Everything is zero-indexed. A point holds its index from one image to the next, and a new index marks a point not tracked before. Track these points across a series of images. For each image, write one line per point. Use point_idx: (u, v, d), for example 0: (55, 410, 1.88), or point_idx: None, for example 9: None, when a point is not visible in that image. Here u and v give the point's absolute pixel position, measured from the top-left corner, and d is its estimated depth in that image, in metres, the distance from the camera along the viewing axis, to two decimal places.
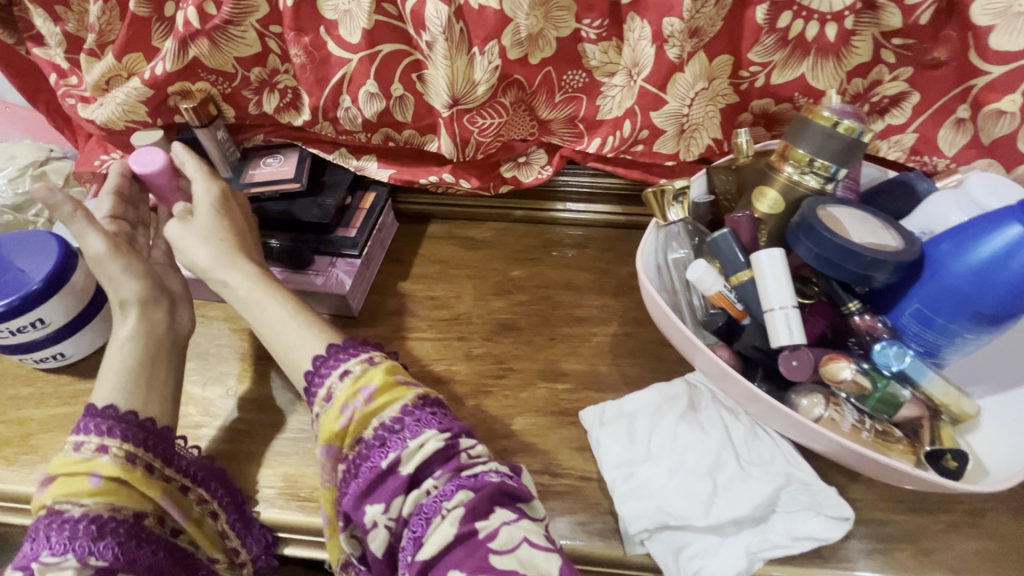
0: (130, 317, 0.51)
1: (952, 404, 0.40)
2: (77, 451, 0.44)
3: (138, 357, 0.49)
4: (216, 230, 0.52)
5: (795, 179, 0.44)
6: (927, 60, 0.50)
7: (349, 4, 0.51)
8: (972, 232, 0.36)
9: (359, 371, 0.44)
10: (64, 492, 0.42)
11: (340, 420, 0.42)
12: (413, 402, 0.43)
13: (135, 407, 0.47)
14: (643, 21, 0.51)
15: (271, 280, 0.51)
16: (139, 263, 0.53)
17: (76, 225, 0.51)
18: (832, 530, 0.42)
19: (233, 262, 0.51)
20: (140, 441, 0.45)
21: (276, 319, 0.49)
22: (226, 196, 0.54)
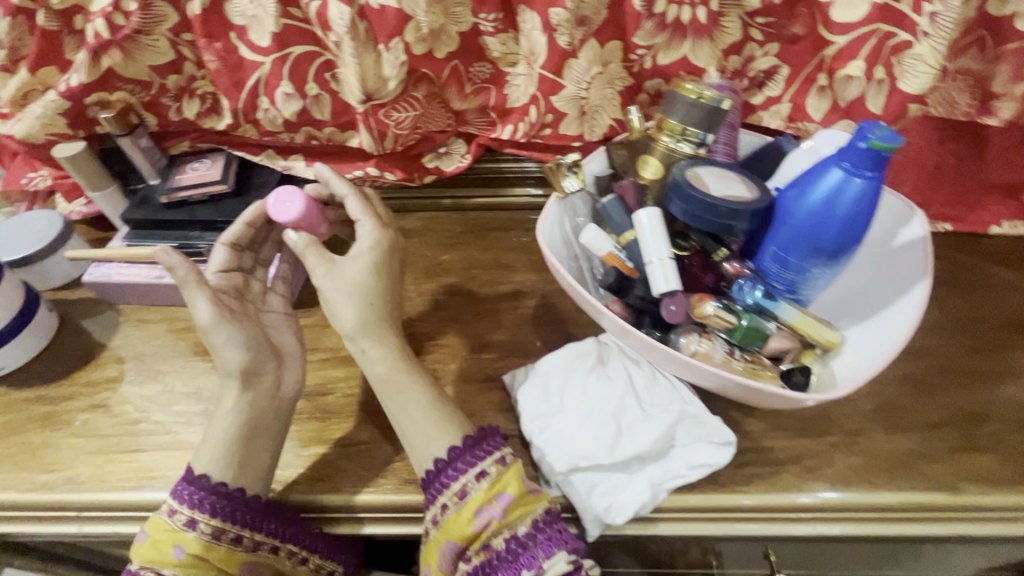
0: (234, 387, 0.50)
1: (814, 334, 0.46)
2: (169, 517, 0.46)
3: (238, 430, 0.48)
4: (375, 289, 0.49)
5: (672, 147, 0.49)
6: (788, 35, 0.56)
7: (255, 10, 0.54)
8: (809, 178, 0.41)
9: (495, 473, 0.45)
10: (151, 560, 0.45)
11: (473, 523, 0.44)
12: (542, 517, 0.45)
13: (227, 478, 0.47)
14: (533, 13, 0.55)
15: (410, 359, 0.50)
16: (249, 330, 0.51)
17: (189, 291, 0.49)
18: (720, 455, 0.47)
19: (379, 333, 0.49)
20: (226, 516, 0.46)
21: (410, 405, 0.48)
22: (391, 247, 0.51)
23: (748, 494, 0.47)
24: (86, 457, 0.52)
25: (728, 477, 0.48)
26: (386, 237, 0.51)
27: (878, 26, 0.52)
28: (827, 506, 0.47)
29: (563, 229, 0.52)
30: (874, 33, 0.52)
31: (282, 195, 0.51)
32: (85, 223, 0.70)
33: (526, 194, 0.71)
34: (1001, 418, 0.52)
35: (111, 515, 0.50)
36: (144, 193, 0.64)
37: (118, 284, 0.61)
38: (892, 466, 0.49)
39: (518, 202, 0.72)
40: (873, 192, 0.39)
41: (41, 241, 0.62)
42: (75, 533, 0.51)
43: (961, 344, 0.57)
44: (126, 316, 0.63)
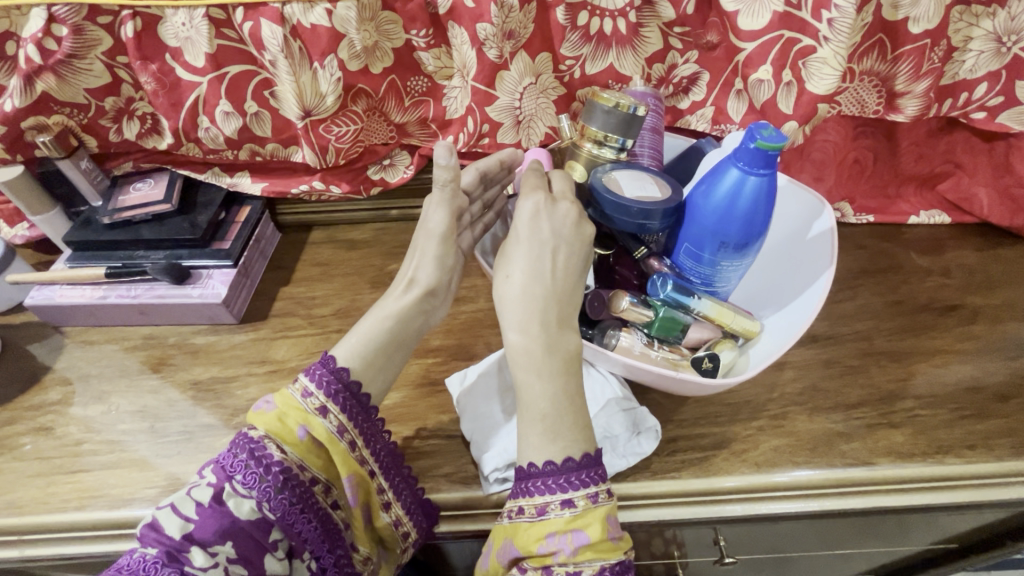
0: (411, 296, 0.51)
1: (731, 323, 0.48)
2: (302, 397, 0.45)
3: (387, 338, 0.50)
4: (536, 264, 0.45)
5: (595, 153, 0.52)
6: (704, 43, 0.59)
7: (188, 31, 0.55)
8: (713, 178, 0.44)
9: (581, 507, 0.40)
10: (274, 430, 0.44)
11: (541, 544, 0.40)
12: (614, 568, 0.39)
13: (362, 378, 0.48)
14: (461, 28, 0.57)
15: (551, 359, 0.44)
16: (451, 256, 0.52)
17: (437, 195, 0.50)
18: (646, 443, 0.50)
19: (524, 320, 0.44)
20: (351, 416, 0.46)
21: (528, 399, 0.44)
22: (542, 215, 0.45)
23: (679, 479, 0.49)
24: (28, 480, 0.52)
25: (659, 465, 0.50)
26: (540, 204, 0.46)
27: (781, 32, 0.55)
28: (751, 488, 0.49)
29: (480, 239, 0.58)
30: (779, 39, 0.55)
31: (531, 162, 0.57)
32: (30, 247, 0.70)
33: None
34: (917, 396, 0.55)
35: (55, 537, 0.50)
36: (88, 215, 0.64)
37: (60, 307, 0.61)
38: (814, 446, 0.52)
39: None
40: (768, 190, 0.42)
41: None
42: (17, 558, 0.51)
43: (881, 327, 0.61)
44: (71, 338, 0.63)
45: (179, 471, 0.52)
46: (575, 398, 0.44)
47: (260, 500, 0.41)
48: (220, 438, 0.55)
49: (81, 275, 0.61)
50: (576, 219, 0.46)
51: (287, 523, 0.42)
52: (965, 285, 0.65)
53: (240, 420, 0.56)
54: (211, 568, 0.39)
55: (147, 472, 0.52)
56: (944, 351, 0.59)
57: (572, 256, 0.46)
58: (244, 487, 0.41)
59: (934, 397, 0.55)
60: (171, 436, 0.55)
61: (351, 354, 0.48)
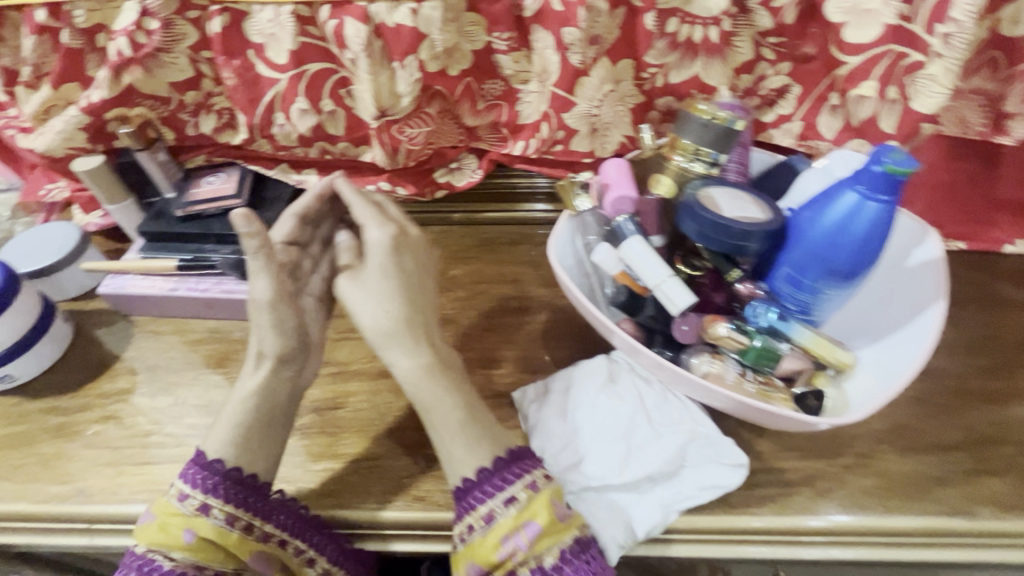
0: (262, 370, 0.50)
1: (829, 356, 0.45)
2: (179, 501, 0.45)
3: (253, 417, 0.49)
4: (381, 294, 0.48)
5: (685, 167, 0.49)
6: (800, 55, 0.56)
7: (274, 28, 0.55)
8: (824, 201, 0.42)
9: (524, 500, 0.43)
10: (158, 541, 0.44)
11: (499, 551, 0.42)
12: (570, 547, 0.43)
13: (241, 462, 0.47)
14: (546, 31, 0.56)
15: (440, 371, 0.48)
16: (294, 318, 0.51)
17: (257, 264, 0.49)
18: (732, 477, 0.46)
19: (414, 345, 0.48)
20: (239, 500, 0.46)
21: (437, 415, 0.47)
22: (399, 247, 0.50)
23: (760, 516, 0.47)
24: (98, 468, 0.53)
25: (739, 500, 0.47)
26: (390, 233, 0.50)
27: (890, 46, 0.52)
28: (781, 530, 0.47)
29: (574, 248, 0.53)
30: (887, 54, 0.52)
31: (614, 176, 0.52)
32: (102, 235, 0.72)
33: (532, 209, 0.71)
34: (1018, 442, 0.51)
35: (122, 527, 0.51)
36: (160, 206, 0.65)
37: (132, 296, 0.62)
38: (906, 489, 0.48)
39: (530, 218, 0.72)
40: (888, 217, 0.39)
41: (60, 253, 0.63)
42: (86, 545, 0.51)
43: (973, 365, 0.57)
44: (140, 328, 0.64)
45: None
46: (478, 407, 0.48)
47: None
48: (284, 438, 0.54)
49: (153, 266, 0.62)
50: (427, 244, 0.53)
51: None
52: None
53: (303, 421, 0.55)
54: None
55: None
56: None
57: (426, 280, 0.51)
58: None
59: None
60: None
61: (223, 444, 0.47)
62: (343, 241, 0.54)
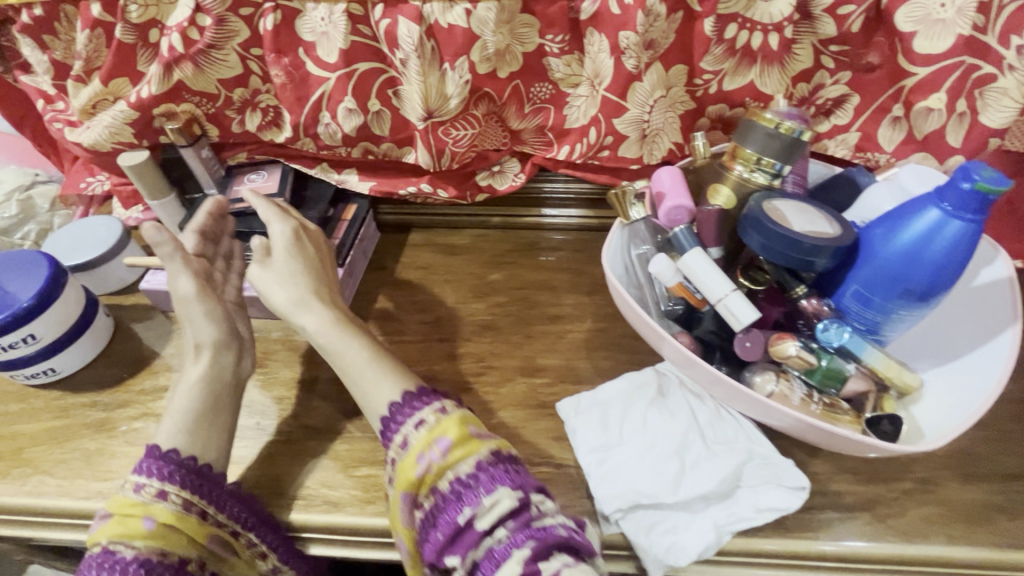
0: (203, 359, 0.52)
1: (895, 377, 0.44)
2: (135, 492, 0.45)
3: (202, 405, 0.50)
4: (292, 273, 0.53)
5: (745, 177, 0.48)
6: (862, 64, 0.54)
7: (326, 26, 0.54)
8: (900, 218, 0.40)
9: (434, 421, 0.45)
10: (117, 534, 0.43)
11: (416, 468, 0.43)
12: (487, 458, 0.43)
13: (196, 450, 0.48)
14: (601, 35, 0.55)
15: (351, 325, 0.52)
16: (219, 306, 0.54)
17: (173, 266, 0.53)
18: (791, 500, 0.45)
19: (313, 305, 0.52)
20: (195, 488, 0.46)
21: (350, 363, 0.50)
22: (301, 236, 0.55)
23: (817, 541, 0.45)
24: None
25: (794, 523, 0.46)
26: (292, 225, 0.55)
27: (963, 58, 0.50)
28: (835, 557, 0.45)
29: (627, 257, 0.51)
30: (959, 66, 0.50)
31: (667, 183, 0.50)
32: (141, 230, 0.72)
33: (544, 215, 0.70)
34: None
35: None
36: (201, 202, 0.65)
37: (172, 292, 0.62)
38: (969, 518, 0.46)
39: (546, 223, 0.70)
40: (972, 237, 0.38)
41: (102, 247, 0.63)
42: None
43: None
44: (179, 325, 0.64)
45: (284, 474, 0.52)
46: (383, 354, 0.51)
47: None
48: (323, 442, 0.54)
49: None
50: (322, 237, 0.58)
51: None
52: None
53: (343, 426, 0.55)
54: None
55: (254, 469, 0.52)
56: None
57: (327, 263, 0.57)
58: None
59: None
60: (277, 434, 0.54)
61: (174, 434, 0.48)
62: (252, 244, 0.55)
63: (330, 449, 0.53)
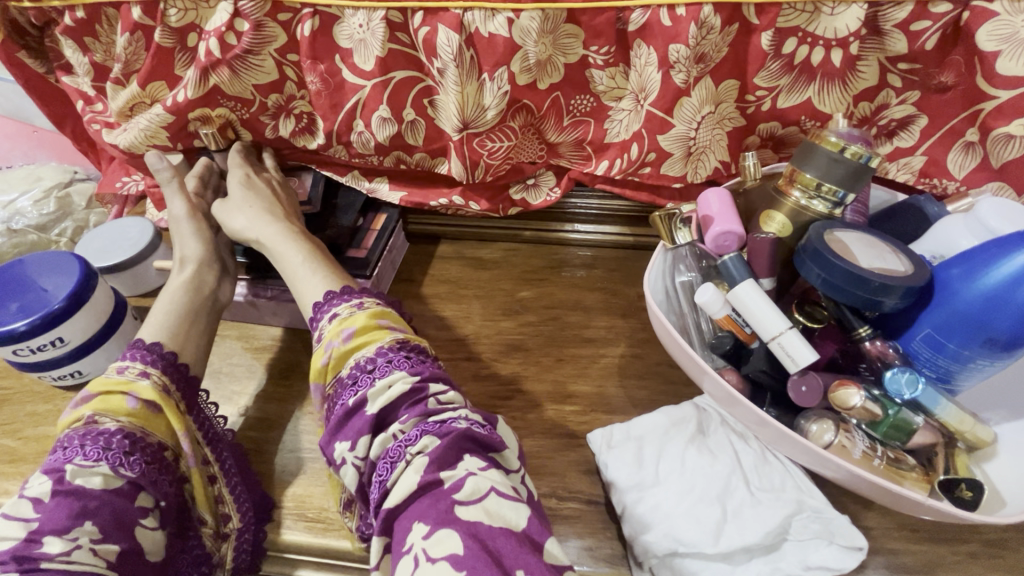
0: (186, 271, 0.57)
1: (967, 431, 0.40)
2: (118, 373, 0.47)
3: (181, 308, 0.54)
4: (246, 198, 0.58)
5: (802, 204, 0.45)
6: (934, 84, 0.50)
7: (364, 33, 0.53)
8: (983, 258, 0.36)
9: (344, 313, 0.49)
10: (100, 407, 0.45)
11: (322, 356, 0.47)
12: (390, 344, 0.46)
13: (175, 348, 0.51)
14: (650, 48, 0.52)
15: (295, 234, 0.57)
16: (207, 230, 0.60)
17: (169, 189, 0.60)
18: (845, 560, 0.41)
19: (261, 218, 0.57)
20: (174, 380, 0.49)
21: (288, 264, 0.54)
22: (254, 171, 0.61)
23: None
24: None
25: None
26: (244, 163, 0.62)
27: None
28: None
29: (669, 282, 0.48)
30: None
31: (715, 205, 0.46)
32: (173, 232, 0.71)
33: (575, 231, 0.68)
34: None
35: None
36: None
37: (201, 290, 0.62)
38: None
39: (573, 239, 0.68)
40: None
41: (132, 249, 0.63)
42: None
43: None
44: None
45: (302, 491, 0.50)
46: (319, 257, 0.55)
47: (114, 466, 0.42)
48: None
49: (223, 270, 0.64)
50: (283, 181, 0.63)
51: (150, 481, 0.43)
52: None
53: None
54: (73, 549, 0.38)
55: (272, 486, 0.51)
56: None
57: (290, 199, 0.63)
58: (89, 460, 0.42)
59: None
60: (297, 451, 0.53)
61: (157, 329, 0.52)
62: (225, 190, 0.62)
63: None
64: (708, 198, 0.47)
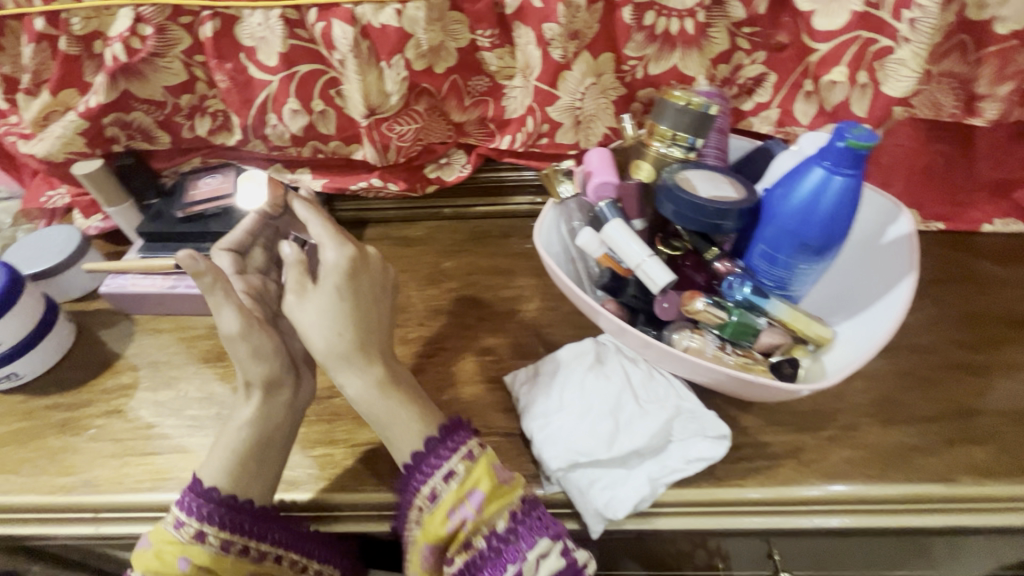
0: (254, 397, 0.50)
1: (805, 329, 0.47)
2: (175, 529, 0.45)
3: (253, 441, 0.48)
4: (333, 316, 0.47)
5: (664, 152, 0.51)
6: (774, 43, 0.58)
7: (264, 31, 0.57)
8: (794, 177, 0.43)
9: (463, 472, 0.45)
10: (153, 568, 0.44)
11: (448, 524, 0.44)
12: (521, 508, 0.45)
13: (237, 489, 0.47)
14: (527, 28, 0.58)
15: (395, 388, 0.48)
16: (270, 339, 0.50)
17: (214, 297, 0.47)
18: (716, 449, 0.48)
19: (358, 363, 0.47)
20: (235, 526, 0.46)
21: (394, 431, 0.47)
22: (356, 270, 0.48)
23: (745, 488, 0.48)
24: (103, 460, 0.55)
25: (724, 472, 0.49)
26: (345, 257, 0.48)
27: (858, 33, 0.54)
28: (777, 502, 0.48)
29: (560, 234, 0.54)
30: (855, 40, 0.54)
31: (594, 158, 0.53)
32: (102, 238, 0.73)
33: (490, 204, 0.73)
34: (996, 410, 0.53)
35: (127, 515, 0.52)
36: (158, 208, 0.67)
37: (124, 292, 0.64)
38: (888, 459, 0.50)
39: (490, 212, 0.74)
40: (854, 190, 0.41)
41: (60, 256, 0.65)
42: (93, 533, 0.53)
43: (953, 339, 0.58)
44: (140, 326, 0.66)
45: None
46: (429, 416, 0.48)
47: None
48: None
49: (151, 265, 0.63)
50: (378, 267, 0.50)
51: None
52: None
53: None
54: None
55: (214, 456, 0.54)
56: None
57: (379, 287, 0.50)
58: None
59: (1014, 412, 0.52)
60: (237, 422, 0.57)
61: (218, 471, 0.47)
62: (289, 254, 0.49)
63: None
64: (590, 153, 0.54)
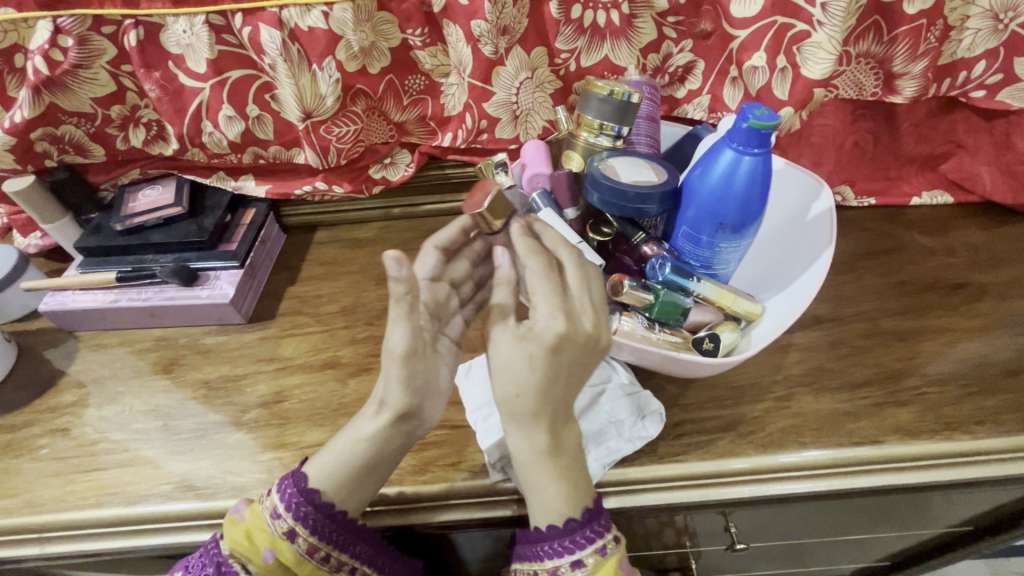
0: (382, 418, 0.44)
1: (732, 305, 0.48)
2: (272, 519, 0.44)
3: (360, 463, 0.45)
4: (518, 377, 0.41)
5: (592, 142, 0.52)
6: (698, 31, 0.59)
7: (189, 39, 0.56)
8: (710, 158, 0.45)
9: (592, 565, 0.41)
10: (242, 548, 0.44)
11: None
12: None
13: (337, 496, 0.45)
14: (456, 26, 0.58)
15: (555, 461, 0.43)
16: (423, 370, 0.43)
17: (394, 315, 0.40)
18: (652, 427, 0.50)
19: (531, 426, 0.43)
20: (324, 534, 0.44)
21: (536, 496, 0.44)
22: (566, 348, 0.40)
23: (685, 462, 0.50)
24: (46, 480, 0.54)
25: (665, 449, 0.51)
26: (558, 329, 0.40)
27: (774, 18, 0.56)
28: (717, 474, 0.50)
29: None
30: (772, 25, 0.56)
31: (530, 151, 0.55)
32: (42, 256, 0.72)
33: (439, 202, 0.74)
34: (925, 374, 0.55)
35: (72, 533, 0.52)
36: (97, 222, 0.66)
37: (64, 310, 0.63)
38: (821, 426, 0.52)
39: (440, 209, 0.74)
40: (762, 168, 0.43)
41: None
42: (39, 554, 0.52)
43: (884, 308, 0.61)
44: (84, 342, 0.65)
45: (193, 467, 0.54)
46: (580, 488, 0.44)
47: None
48: (230, 435, 0.56)
49: (92, 279, 0.63)
50: (597, 347, 0.42)
51: None
52: (971, 262, 0.64)
53: (249, 417, 0.57)
54: None
55: (162, 467, 0.54)
56: (951, 329, 0.58)
57: (584, 363, 0.42)
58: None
59: (943, 375, 0.55)
60: (185, 431, 0.56)
61: (323, 475, 0.45)
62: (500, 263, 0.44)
63: (240, 440, 0.55)
64: (527, 146, 0.55)
